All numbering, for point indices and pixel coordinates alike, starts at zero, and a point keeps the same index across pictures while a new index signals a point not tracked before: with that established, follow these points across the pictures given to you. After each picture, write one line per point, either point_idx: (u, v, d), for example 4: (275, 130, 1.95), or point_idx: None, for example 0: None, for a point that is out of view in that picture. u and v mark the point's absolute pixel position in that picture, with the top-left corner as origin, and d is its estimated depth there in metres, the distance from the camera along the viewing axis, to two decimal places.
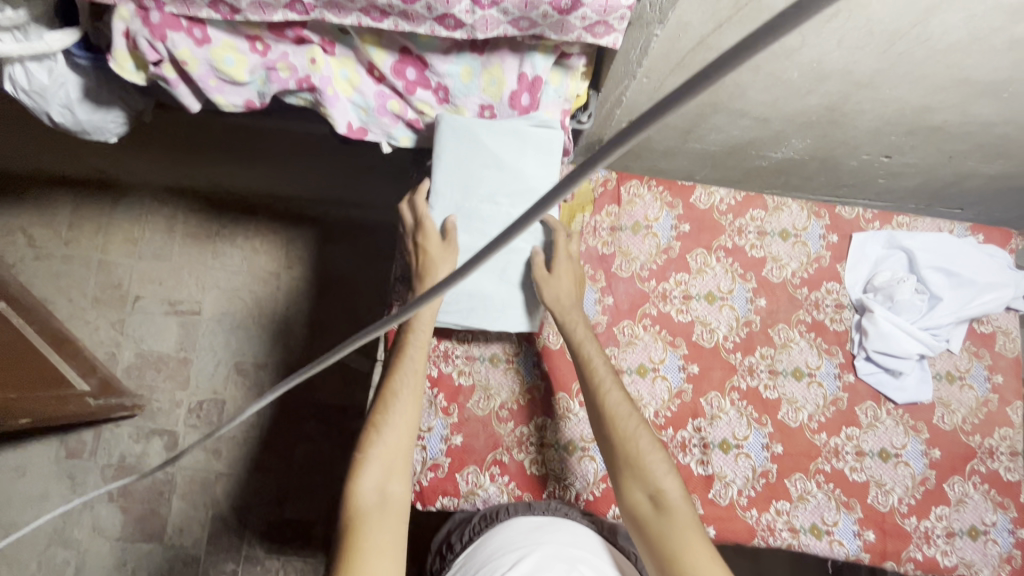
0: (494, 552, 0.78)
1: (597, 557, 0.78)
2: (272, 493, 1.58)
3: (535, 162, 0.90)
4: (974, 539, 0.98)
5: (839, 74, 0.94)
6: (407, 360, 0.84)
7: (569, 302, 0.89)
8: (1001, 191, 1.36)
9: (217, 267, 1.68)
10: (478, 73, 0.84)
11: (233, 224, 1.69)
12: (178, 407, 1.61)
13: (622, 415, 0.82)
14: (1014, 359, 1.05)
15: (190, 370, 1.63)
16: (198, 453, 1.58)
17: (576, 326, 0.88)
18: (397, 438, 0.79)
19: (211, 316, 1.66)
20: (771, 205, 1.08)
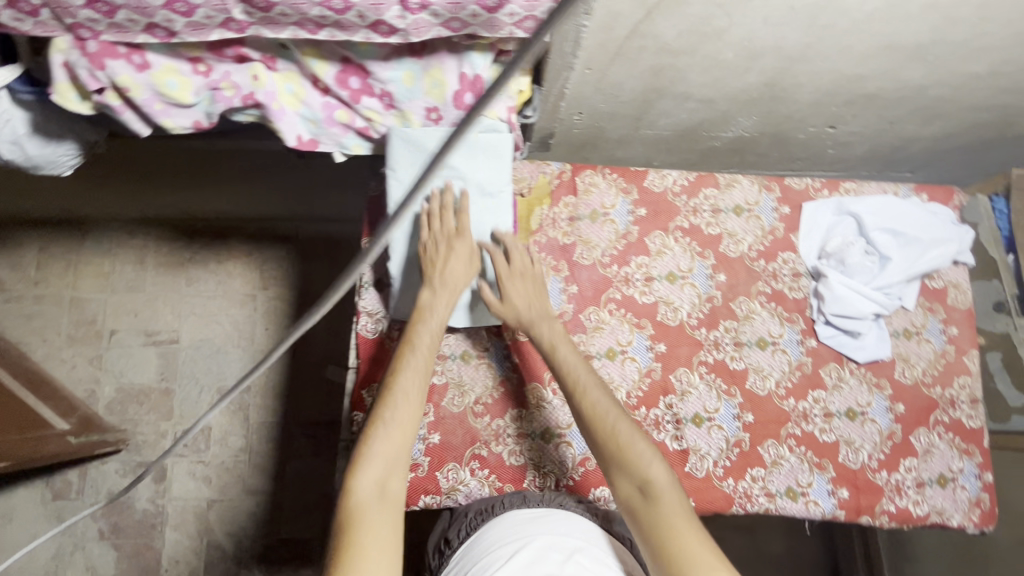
0: (488, 548, 0.77)
1: (592, 542, 0.77)
2: (266, 515, 1.58)
3: (485, 162, 0.92)
4: (943, 487, 1.01)
5: (770, 51, 0.98)
6: (411, 361, 0.81)
7: (530, 318, 0.89)
8: (946, 152, 1.41)
9: (191, 293, 1.68)
10: (419, 77, 0.85)
11: (205, 251, 1.69)
12: (163, 438, 1.60)
13: (599, 406, 0.79)
14: (967, 310, 1.09)
15: (173, 400, 1.62)
16: (188, 482, 1.57)
17: (544, 336, 0.87)
18: (401, 434, 0.74)
19: (190, 343, 1.65)
20: (723, 182, 1.11)
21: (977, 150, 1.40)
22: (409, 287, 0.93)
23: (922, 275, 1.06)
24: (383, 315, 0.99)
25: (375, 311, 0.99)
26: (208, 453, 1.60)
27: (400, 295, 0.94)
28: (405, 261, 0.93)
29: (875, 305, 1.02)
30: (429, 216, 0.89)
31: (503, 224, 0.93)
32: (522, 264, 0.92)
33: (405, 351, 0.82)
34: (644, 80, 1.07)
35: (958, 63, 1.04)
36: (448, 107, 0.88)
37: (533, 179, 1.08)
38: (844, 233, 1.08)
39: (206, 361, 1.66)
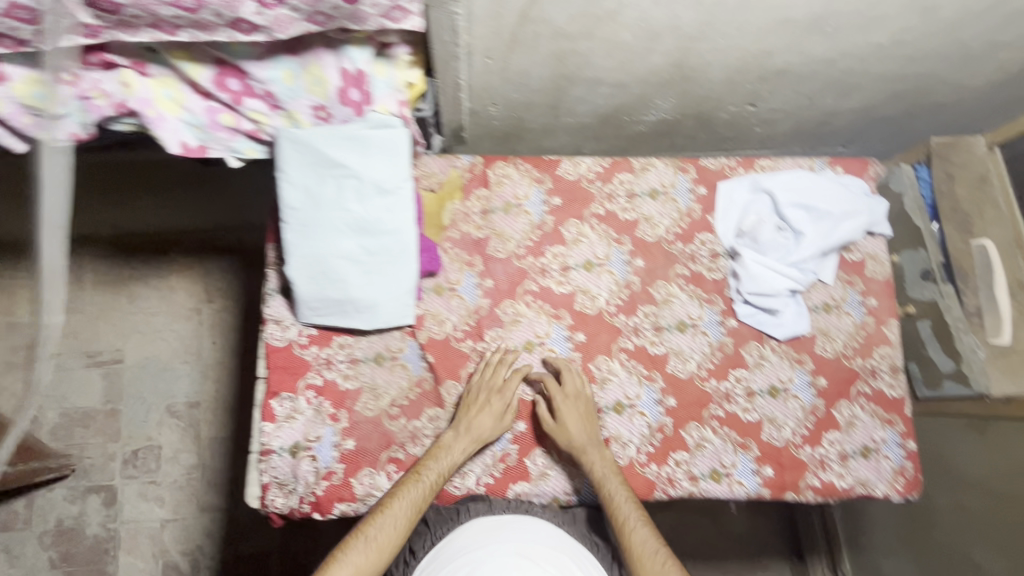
0: (456, 556, 0.81)
1: (555, 550, 0.83)
2: (221, 532, 1.55)
3: (379, 160, 0.89)
4: (867, 458, 1.02)
5: (668, 31, 0.97)
6: (408, 492, 0.85)
7: (583, 443, 0.92)
8: (871, 124, 1.42)
9: (134, 311, 1.64)
10: (299, 75, 0.83)
11: (145, 266, 1.66)
12: (111, 461, 1.57)
13: (648, 552, 0.85)
14: (886, 281, 1.09)
15: (120, 421, 1.59)
16: (139, 504, 1.55)
17: (592, 464, 0.91)
18: (377, 550, 0.80)
19: (135, 362, 1.62)
20: (638, 166, 1.10)
21: (901, 121, 1.41)
22: (311, 291, 0.90)
23: (838, 248, 1.05)
24: (291, 322, 0.96)
25: (283, 318, 0.96)
26: (159, 474, 1.58)
27: (304, 301, 0.91)
28: (301, 263, 0.89)
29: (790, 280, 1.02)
30: (485, 364, 0.97)
31: (404, 221, 0.91)
32: (577, 396, 0.95)
33: (407, 483, 0.86)
34: (550, 66, 1.06)
35: (858, 34, 1.04)
36: (335, 104, 0.86)
37: (444, 174, 1.05)
38: (760, 210, 1.07)
39: (152, 379, 1.63)
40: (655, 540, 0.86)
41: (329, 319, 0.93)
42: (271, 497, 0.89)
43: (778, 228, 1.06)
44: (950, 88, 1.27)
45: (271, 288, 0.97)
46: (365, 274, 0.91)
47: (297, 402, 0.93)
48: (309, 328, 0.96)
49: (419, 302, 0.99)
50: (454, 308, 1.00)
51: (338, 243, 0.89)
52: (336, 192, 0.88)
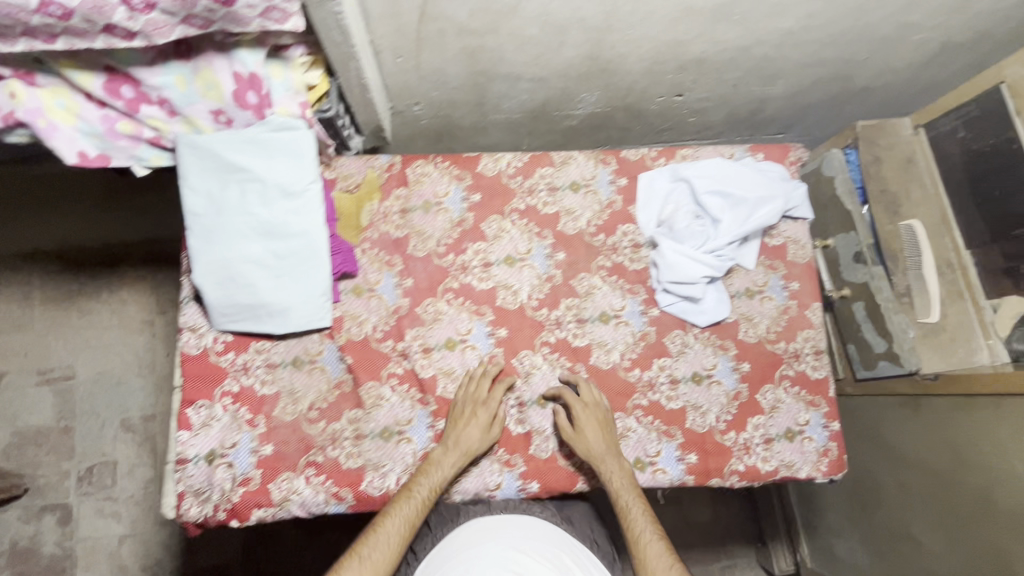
0: (454, 553, 0.83)
1: (552, 545, 0.85)
2: (180, 545, 1.55)
3: (283, 163, 0.89)
4: (791, 440, 1.03)
5: (574, 23, 0.97)
6: (400, 509, 0.84)
7: (601, 453, 0.92)
8: (804, 110, 1.43)
9: (85, 325, 1.64)
10: (191, 80, 0.82)
11: (95, 281, 1.65)
12: (66, 478, 1.57)
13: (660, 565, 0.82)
14: (807, 265, 1.10)
15: (74, 438, 1.59)
16: (95, 520, 1.55)
17: (604, 471, 0.91)
18: (371, 570, 0.78)
19: (87, 377, 1.61)
20: (559, 160, 1.10)
21: (832, 106, 1.42)
22: (220, 296, 0.89)
23: (756, 232, 1.06)
24: (206, 329, 0.95)
25: (198, 326, 0.95)
26: (115, 489, 1.58)
27: (214, 307, 0.90)
28: (207, 268, 0.88)
29: (707, 266, 1.02)
30: (471, 377, 0.97)
31: (313, 223, 0.91)
32: (592, 405, 0.95)
33: (401, 498, 0.85)
34: (463, 64, 1.05)
35: (767, 20, 1.04)
36: (233, 108, 0.85)
37: (361, 175, 1.05)
38: (679, 199, 1.08)
39: (106, 394, 1.63)
40: (663, 545, 0.84)
41: (242, 324, 0.92)
42: (185, 506, 0.88)
43: (697, 216, 1.07)
44: (873, 71, 1.28)
45: (185, 296, 0.96)
46: (275, 278, 0.90)
47: (213, 409, 0.93)
48: (225, 335, 0.96)
49: (338, 305, 0.99)
50: (374, 309, 1.00)
51: (245, 248, 0.89)
52: (240, 196, 0.88)
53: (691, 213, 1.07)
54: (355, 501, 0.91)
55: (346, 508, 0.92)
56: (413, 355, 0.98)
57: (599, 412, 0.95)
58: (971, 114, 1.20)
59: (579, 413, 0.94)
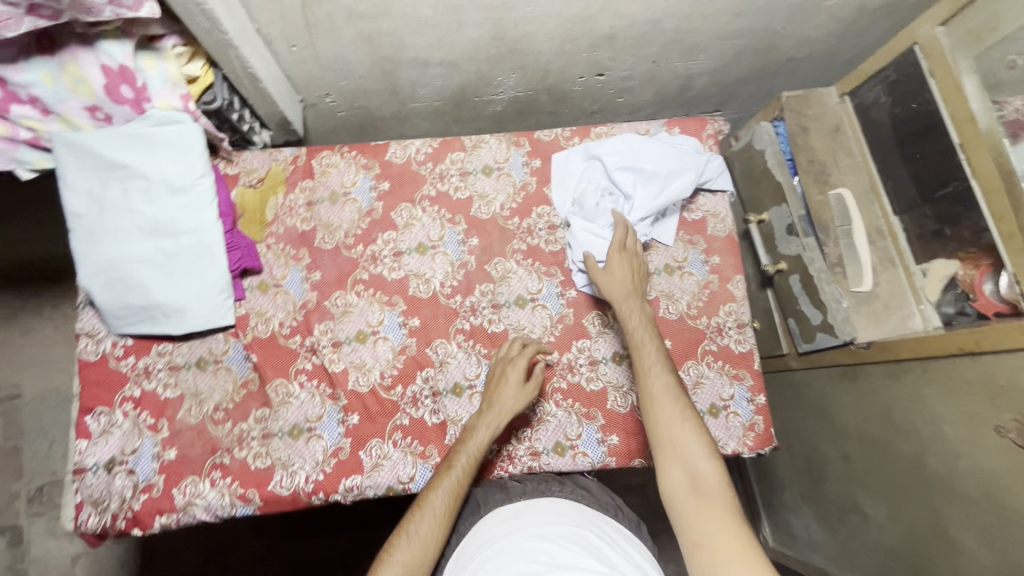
0: (478, 550, 0.77)
1: (583, 531, 0.77)
2: (134, 562, 1.51)
3: (166, 158, 0.86)
4: (716, 416, 1.01)
5: (468, 3, 0.96)
6: (448, 478, 0.82)
7: (620, 294, 0.90)
8: (733, 86, 1.42)
9: (28, 343, 1.60)
10: (58, 75, 0.80)
11: (32, 298, 1.61)
12: (15, 499, 1.54)
13: (665, 393, 0.78)
14: (728, 238, 1.09)
15: (22, 458, 1.56)
16: (48, 540, 1.52)
17: (622, 311, 0.89)
18: (422, 546, 0.74)
19: (33, 396, 1.58)
20: (470, 144, 1.08)
21: (761, 80, 1.41)
22: (110, 298, 0.87)
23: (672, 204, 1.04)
24: (105, 334, 0.93)
25: (95, 331, 0.92)
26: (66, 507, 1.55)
27: (106, 310, 0.88)
28: (92, 271, 0.87)
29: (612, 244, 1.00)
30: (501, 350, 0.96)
31: (204, 219, 0.89)
32: (620, 259, 0.93)
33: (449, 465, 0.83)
34: (364, 50, 1.03)
35: None
36: (107, 102, 0.83)
37: (265, 169, 1.03)
38: (593, 178, 1.06)
39: (54, 412, 1.60)
40: (670, 373, 0.80)
41: (140, 327, 0.90)
42: (83, 517, 0.86)
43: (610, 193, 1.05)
44: (794, 40, 1.26)
45: (81, 301, 0.93)
46: (166, 277, 0.88)
47: (114, 416, 0.90)
48: (125, 339, 0.93)
49: (243, 302, 0.97)
50: (280, 305, 0.98)
51: (133, 247, 0.87)
52: (125, 196, 0.86)
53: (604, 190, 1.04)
54: (263, 502, 0.89)
55: (254, 510, 0.89)
56: (322, 350, 0.96)
57: (627, 262, 0.93)
58: (890, 77, 1.19)
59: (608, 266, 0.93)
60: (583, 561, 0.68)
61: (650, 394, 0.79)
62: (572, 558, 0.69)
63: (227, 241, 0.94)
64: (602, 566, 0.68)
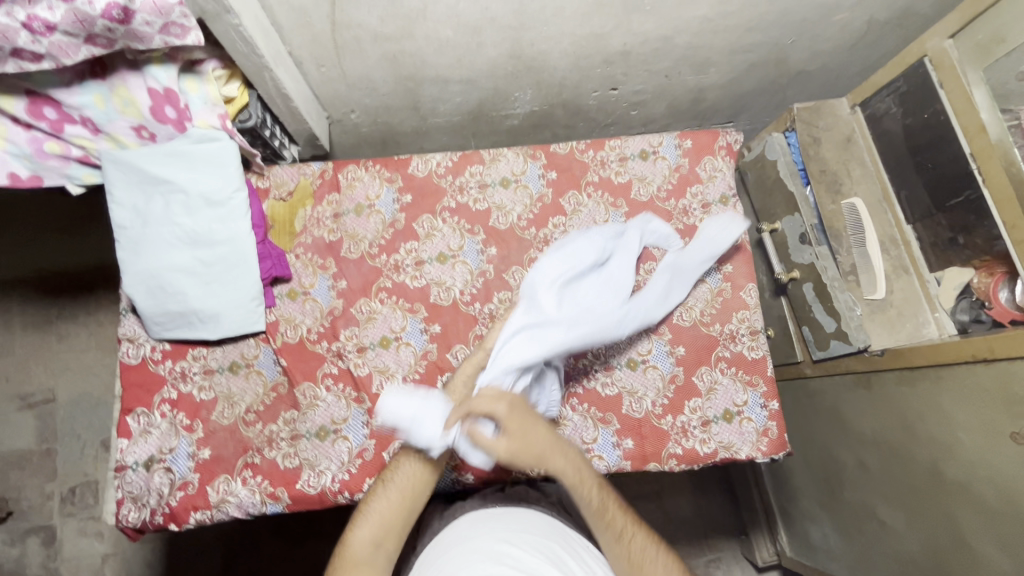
0: (444, 548, 0.81)
1: (548, 540, 0.81)
2: (161, 562, 1.56)
3: (205, 173, 0.92)
4: (730, 422, 1.03)
5: (486, 23, 1.00)
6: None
7: (545, 454, 0.81)
8: (745, 98, 1.44)
9: (64, 349, 1.67)
10: (108, 97, 0.86)
11: (70, 304, 1.68)
12: (49, 499, 1.60)
13: (643, 553, 0.81)
14: (740, 246, 1.12)
15: (57, 460, 1.62)
16: (80, 539, 1.58)
17: (568, 476, 0.82)
18: (401, 496, 0.84)
19: (68, 400, 1.65)
20: (488, 157, 1.12)
21: (772, 92, 1.43)
22: (152, 306, 0.93)
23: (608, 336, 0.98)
24: (145, 339, 0.98)
25: (136, 336, 0.98)
26: (98, 508, 1.61)
27: (148, 317, 0.94)
28: (135, 279, 0.92)
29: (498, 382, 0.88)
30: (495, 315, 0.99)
31: (239, 229, 0.94)
32: (520, 423, 0.80)
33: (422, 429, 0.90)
34: (388, 69, 1.08)
35: (681, 9, 1.07)
36: (152, 122, 0.89)
37: (293, 182, 1.08)
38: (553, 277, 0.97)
39: (87, 416, 1.66)
40: (642, 534, 0.83)
41: (177, 332, 0.96)
42: (123, 512, 0.91)
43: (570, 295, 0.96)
44: (804, 54, 1.29)
45: (123, 307, 0.98)
46: (204, 285, 0.94)
47: (152, 416, 0.95)
48: (163, 344, 0.98)
49: (273, 309, 1.01)
50: (308, 312, 1.02)
51: (174, 257, 0.92)
52: (166, 209, 0.92)
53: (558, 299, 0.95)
54: (292, 500, 0.93)
55: (283, 508, 0.93)
56: (348, 355, 1.00)
57: (524, 416, 0.82)
58: (901, 88, 1.21)
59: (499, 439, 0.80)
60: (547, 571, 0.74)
61: (629, 563, 0.81)
62: (536, 567, 0.74)
63: (260, 251, 1.00)
64: None
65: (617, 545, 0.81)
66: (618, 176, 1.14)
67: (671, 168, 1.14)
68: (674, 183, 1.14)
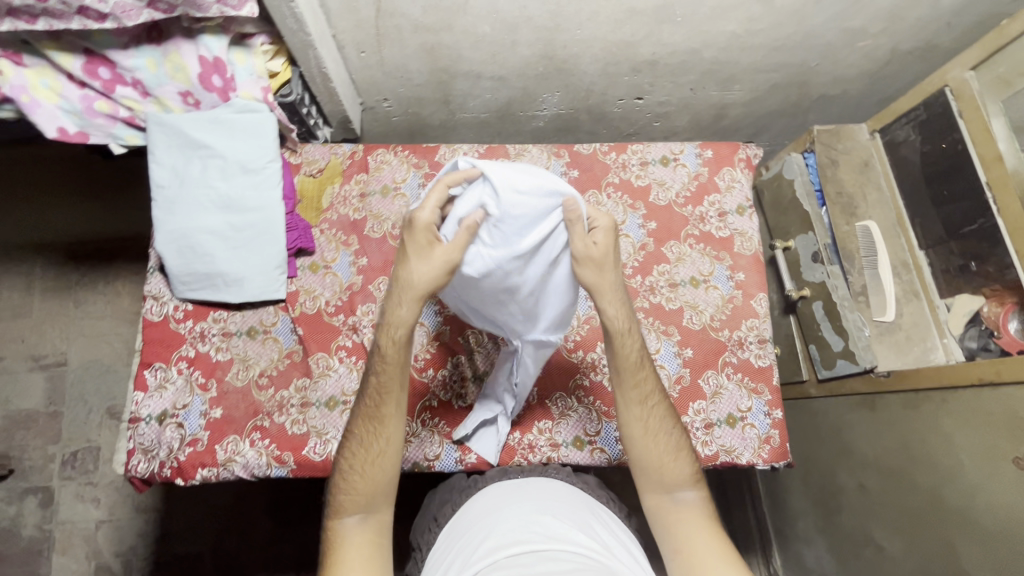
0: (475, 519, 0.82)
1: (579, 512, 0.83)
2: (153, 533, 1.57)
3: (243, 141, 0.96)
4: (733, 426, 1.04)
5: (523, 22, 1.05)
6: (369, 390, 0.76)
7: (607, 284, 0.79)
8: (766, 119, 1.48)
9: (80, 315, 1.70)
10: (161, 62, 0.91)
11: (94, 272, 1.72)
12: (50, 462, 1.62)
13: (659, 421, 0.80)
14: (754, 257, 1.14)
15: (61, 423, 1.64)
16: (75, 504, 1.59)
17: (613, 316, 0.78)
18: (368, 475, 0.73)
19: (78, 365, 1.67)
20: (513, 152, 1.16)
21: (794, 114, 1.46)
22: (180, 265, 0.96)
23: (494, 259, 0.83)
24: (169, 298, 1.01)
25: (161, 295, 1.01)
26: (96, 474, 1.62)
27: (175, 275, 0.97)
28: (168, 237, 0.96)
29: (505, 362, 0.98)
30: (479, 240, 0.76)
31: (270, 199, 0.98)
32: (605, 253, 0.78)
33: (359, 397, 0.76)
34: (424, 60, 1.13)
35: (711, 23, 1.10)
36: (199, 89, 0.94)
37: (325, 161, 1.12)
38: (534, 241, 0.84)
39: (95, 382, 1.68)
40: (665, 406, 0.81)
41: (201, 293, 0.98)
42: (133, 462, 0.93)
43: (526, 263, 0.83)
44: (827, 78, 1.32)
45: (151, 266, 1.01)
46: (231, 249, 0.97)
47: (169, 372, 0.97)
48: (186, 304, 1.01)
49: (294, 279, 1.05)
50: (328, 285, 1.05)
51: (206, 219, 0.96)
52: (203, 172, 0.96)
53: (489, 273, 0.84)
54: (297, 465, 0.95)
55: (287, 473, 0.95)
56: (362, 330, 1.02)
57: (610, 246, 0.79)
58: (921, 117, 1.23)
59: (596, 240, 0.79)
60: (575, 536, 0.75)
61: (643, 427, 0.80)
62: (565, 533, 0.75)
63: (287, 221, 1.03)
64: (590, 541, 0.75)
65: (638, 407, 0.80)
66: (639, 179, 1.16)
67: (691, 176, 1.17)
68: (693, 190, 1.16)
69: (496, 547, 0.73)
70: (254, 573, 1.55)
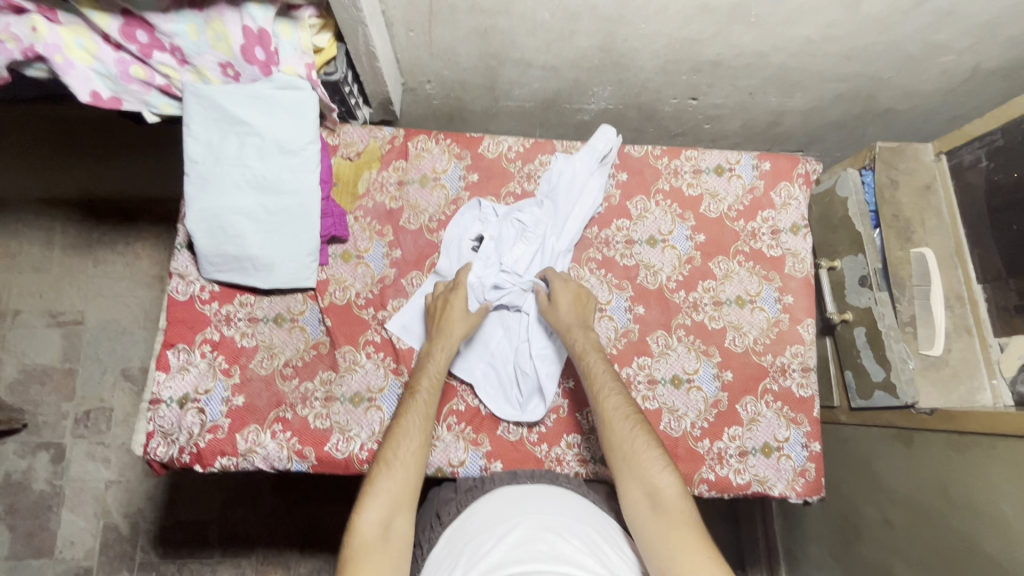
0: (479, 530, 0.78)
1: (588, 529, 0.78)
2: (162, 498, 1.58)
3: (283, 120, 0.91)
4: (767, 456, 1.00)
5: (586, 11, 0.98)
6: (419, 404, 0.85)
7: (570, 323, 0.95)
8: (824, 130, 1.40)
9: (99, 275, 1.67)
10: (203, 29, 0.85)
11: (113, 233, 1.68)
12: (64, 419, 1.60)
13: (618, 415, 0.84)
14: (804, 279, 1.08)
15: (76, 381, 1.62)
16: (86, 462, 1.59)
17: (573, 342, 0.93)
18: (404, 476, 0.77)
19: (95, 325, 1.65)
20: (560, 148, 1.10)
21: (854, 127, 1.38)
22: (210, 246, 0.92)
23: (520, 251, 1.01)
24: (196, 277, 0.97)
25: (187, 273, 0.97)
26: (108, 435, 1.61)
27: (203, 255, 0.93)
28: (199, 215, 0.91)
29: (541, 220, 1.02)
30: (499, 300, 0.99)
31: (306, 181, 0.93)
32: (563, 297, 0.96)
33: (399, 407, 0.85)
34: (475, 44, 1.06)
35: (787, 26, 1.02)
36: (240, 61, 0.88)
37: (363, 144, 1.06)
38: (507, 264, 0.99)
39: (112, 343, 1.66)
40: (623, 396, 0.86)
41: (230, 275, 0.95)
42: (152, 446, 0.90)
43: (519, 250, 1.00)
44: (897, 91, 1.23)
45: (179, 243, 0.97)
46: (264, 232, 0.93)
47: (192, 355, 0.94)
48: (213, 285, 0.98)
49: (325, 267, 1.01)
50: (360, 276, 1.01)
51: (239, 199, 0.92)
52: (240, 151, 0.91)
53: (493, 373, 1.00)
54: (318, 461, 0.92)
55: (308, 468, 0.92)
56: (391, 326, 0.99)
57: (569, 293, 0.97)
58: (996, 143, 1.15)
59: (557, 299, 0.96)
60: (583, 559, 0.70)
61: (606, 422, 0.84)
62: (573, 554, 0.70)
63: (322, 207, 0.99)
64: (602, 567, 0.70)
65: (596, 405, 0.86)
66: (691, 188, 1.10)
67: (745, 188, 1.11)
68: (746, 204, 1.11)
69: (499, 563, 0.68)
70: (258, 546, 1.54)
